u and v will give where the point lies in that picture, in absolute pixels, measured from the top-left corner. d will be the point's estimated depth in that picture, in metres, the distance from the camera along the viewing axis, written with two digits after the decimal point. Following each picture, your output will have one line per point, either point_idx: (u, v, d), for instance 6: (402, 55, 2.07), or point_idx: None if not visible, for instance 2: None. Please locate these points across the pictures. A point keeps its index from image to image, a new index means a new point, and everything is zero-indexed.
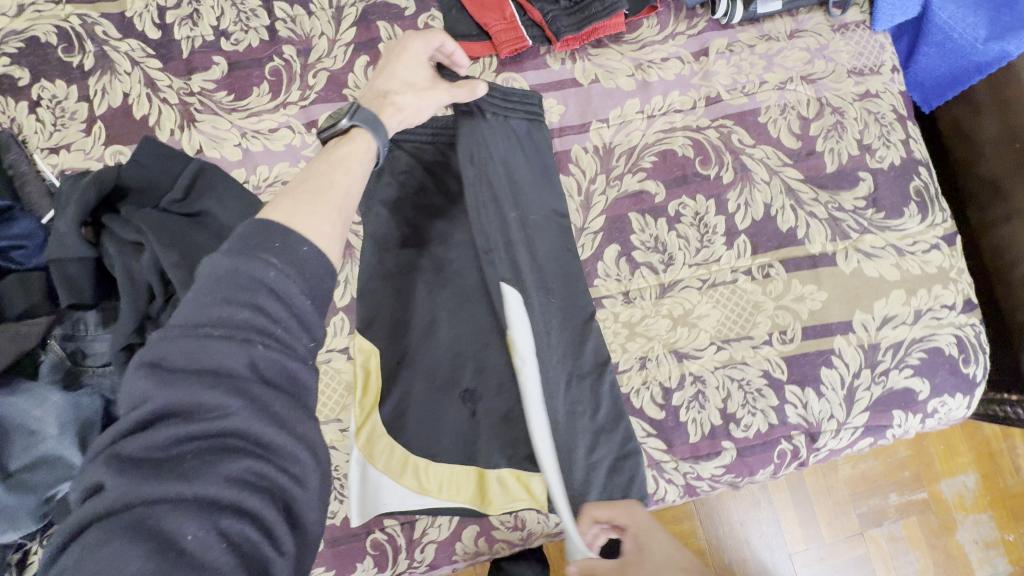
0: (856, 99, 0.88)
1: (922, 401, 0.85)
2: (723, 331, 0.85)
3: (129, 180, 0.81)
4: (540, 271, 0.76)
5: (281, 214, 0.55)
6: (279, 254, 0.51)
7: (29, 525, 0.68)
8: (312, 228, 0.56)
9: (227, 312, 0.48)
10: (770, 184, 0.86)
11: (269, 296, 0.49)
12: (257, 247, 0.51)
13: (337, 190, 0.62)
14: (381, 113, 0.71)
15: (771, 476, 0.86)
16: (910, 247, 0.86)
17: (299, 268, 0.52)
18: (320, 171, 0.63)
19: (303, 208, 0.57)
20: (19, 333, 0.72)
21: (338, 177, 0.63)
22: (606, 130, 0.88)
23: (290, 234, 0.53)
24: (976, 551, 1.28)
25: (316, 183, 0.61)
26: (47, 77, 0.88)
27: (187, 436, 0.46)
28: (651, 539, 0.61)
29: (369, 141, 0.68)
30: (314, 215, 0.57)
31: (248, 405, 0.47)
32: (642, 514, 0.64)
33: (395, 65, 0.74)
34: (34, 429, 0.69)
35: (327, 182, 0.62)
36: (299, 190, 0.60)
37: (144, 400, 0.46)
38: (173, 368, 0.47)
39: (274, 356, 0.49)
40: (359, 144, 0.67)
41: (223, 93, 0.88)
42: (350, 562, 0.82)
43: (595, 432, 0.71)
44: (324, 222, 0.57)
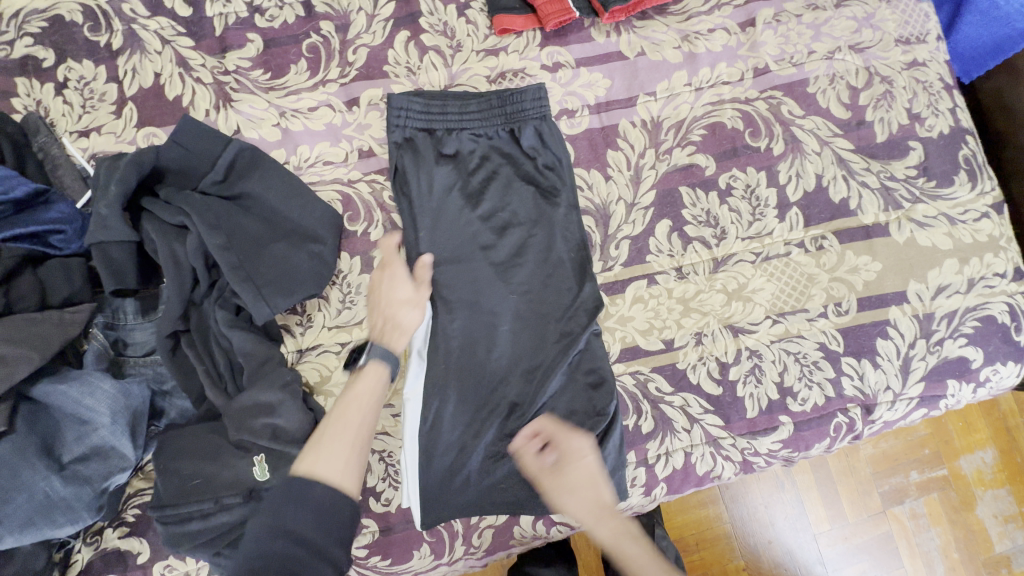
0: (904, 68, 0.88)
1: (975, 370, 0.84)
2: (777, 304, 0.84)
3: (168, 162, 0.77)
4: (500, 272, 0.80)
5: (305, 465, 0.60)
6: (299, 507, 0.56)
7: (87, 518, 0.65)
8: (326, 468, 0.60)
9: (260, 548, 0.54)
10: (821, 155, 0.86)
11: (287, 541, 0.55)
12: (285, 501, 0.57)
13: (353, 427, 0.65)
14: (388, 337, 0.73)
15: (826, 450, 0.84)
16: (961, 216, 0.86)
17: (307, 508, 0.57)
18: (339, 410, 0.66)
19: (322, 450, 0.61)
20: (64, 319, 0.69)
21: (354, 415, 0.66)
22: (654, 104, 0.87)
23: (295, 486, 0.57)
24: (996, 525, 1.29)
25: (333, 427, 0.64)
26: (74, 58, 0.84)
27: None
28: (574, 467, 0.69)
29: (381, 373, 0.70)
30: (333, 454, 0.61)
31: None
32: (579, 446, 0.71)
33: (380, 289, 0.75)
34: (86, 418, 0.67)
35: (342, 416, 0.65)
36: (327, 431, 0.63)
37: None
38: None
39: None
40: (375, 375, 0.69)
41: (259, 71, 0.85)
42: (406, 550, 0.79)
43: (521, 429, 0.77)
44: (339, 462, 0.61)
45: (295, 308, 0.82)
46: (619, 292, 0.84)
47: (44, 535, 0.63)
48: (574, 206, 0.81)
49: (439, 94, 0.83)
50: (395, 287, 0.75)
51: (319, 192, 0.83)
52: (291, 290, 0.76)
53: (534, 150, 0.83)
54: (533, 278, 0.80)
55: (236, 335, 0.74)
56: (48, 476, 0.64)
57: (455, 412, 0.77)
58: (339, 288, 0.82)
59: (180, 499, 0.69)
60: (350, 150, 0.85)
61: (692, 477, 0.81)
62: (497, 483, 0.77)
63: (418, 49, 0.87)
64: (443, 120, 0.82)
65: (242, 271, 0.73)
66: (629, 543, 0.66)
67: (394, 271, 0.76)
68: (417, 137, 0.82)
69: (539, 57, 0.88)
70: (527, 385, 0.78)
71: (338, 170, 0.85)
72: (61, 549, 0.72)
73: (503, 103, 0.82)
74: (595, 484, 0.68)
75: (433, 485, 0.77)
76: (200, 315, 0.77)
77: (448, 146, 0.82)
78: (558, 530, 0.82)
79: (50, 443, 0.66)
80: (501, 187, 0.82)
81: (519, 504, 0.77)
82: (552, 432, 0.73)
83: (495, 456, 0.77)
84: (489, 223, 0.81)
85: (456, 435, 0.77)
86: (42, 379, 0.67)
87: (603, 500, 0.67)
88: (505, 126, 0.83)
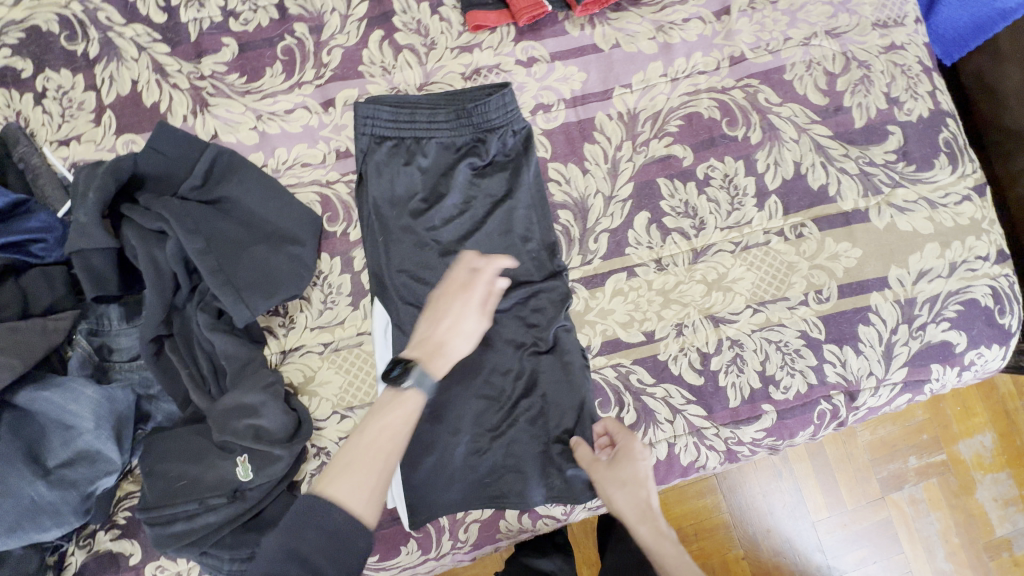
0: (882, 52, 0.88)
1: (959, 354, 0.83)
2: (757, 294, 0.84)
3: (146, 169, 0.78)
4: None
5: (330, 490, 0.58)
6: (315, 529, 0.56)
7: (72, 522, 0.66)
8: (349, 499, 0.58)
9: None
10: (799, 143, 0.86)
11: (299, 565, 0.54)
12: (303, 522, 0.56)
13: (379, 456, 0.61)
14: (432, 361, 0.67)
15: (811, 438, 0.84)
16: (942, 199, 0.86)
17: (318, 529, 0.56)
18: (369, 434, 0.62)
19: (345, 478, 0.59)
20: (47, 327, 0.70)
21: (382, 442, 0.62)
22: (630, 96, 0.87)
23: (315, 507, 0.56)
24: (995, 509, 1.28)
25: (359, 452, 0.61)
26: (52, 68, 0.85)
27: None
28: (631, 468, 0.72)
29: (417, 402, 0.65)
30: (358, 483, 0.59)
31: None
32: (637, 448, 0.73)
33: (452, 313, 0.70)
34: (71, 424, 0.68)
35: (370, 441, 0.62)
36: (355, 457, 0.61)
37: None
38: None
39: None
40: (411, 405, 0.65)
41: (235, 76, 0.86)
42: (394, 545, 0.80)
43: (502, 422, 0.79)
44: (359, 492, 0.59)
45: (277, 310, 0.82)
46: (599, 285, 0.84)
47: (29, 539, 0.64)
48: (532, 207, 0.82)
49: (409, 98, 0.83)
50: (466, 316, 0.70)
51: (298, 194, 0.84)
52: (270, 292, 0.77)
53: (506, 152, 0.83)
54: (510, 279, 0.79)
55: (218, 339, 0.75)
56: (33, 481, 0.65)
57: (437, 409, 0.79)
58: (320, 288, 0.83)
59: (166, 501, 0.70)
60: (327, 151, 0.85)
61: (676, 468, 0.81)
62: (481, 478, 0.79)
63: (392, 48, 0.87)
64: (410, 129, 0.81)
65: (221, 275, 0.74)
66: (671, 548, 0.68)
67: (474, 301, 0.71)
68: (387, 141, 0.81)
69: (513, 52, 0.87)
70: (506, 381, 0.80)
71: (316, 172, 0.85)
72: (54, 553, 0.73)
73: (469, 114, 0.81)
74: (645, 487, 0.71)
75: (419, 482, 0.78)
76: (183, 320, 0.78)
77: (418, 152, 0.82)
78: (544, 523, 0.83)
79: (35, 449, 0.67)
80: (467, 192, 0.82)
81: (507, 498, 0.78)
82: (615, 431, 0.75)
83: (478, 450, 0.79)
84: (448, 229, 0.81)
85: (437, 431, 0.78)
86: (24, 387, 0.68)
87: (650, 502, 0.71)
88: (472, 136, 0.82)
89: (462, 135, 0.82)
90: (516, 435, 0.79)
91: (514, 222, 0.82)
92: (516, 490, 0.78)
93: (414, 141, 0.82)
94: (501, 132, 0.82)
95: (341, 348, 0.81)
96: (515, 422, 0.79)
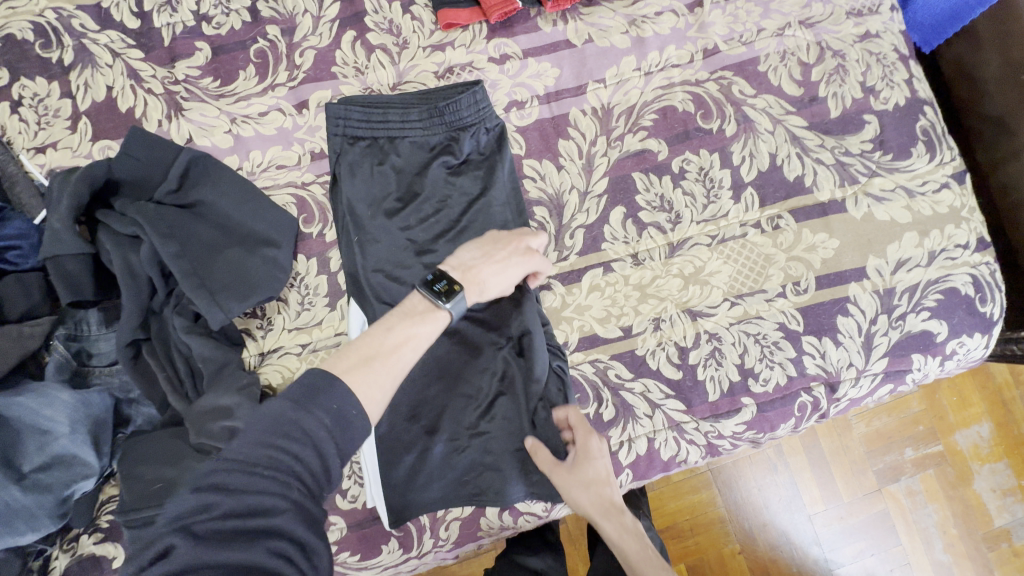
0: (856, 41, 0.89)
1: (940, 343, 0.83)
2: (735, 286, 0.83)
3: (121, 174, 0.78)
4: None
5: (349, 375, 0.55)
6: (329, 412, 0.52)
7: (48, 526, 0.67)
8: (368, 391, 0.56)
9: (276, 453, 0.49)
10: (774, 134, 0.86)
11: (303, 443, 0.50)
12: (316, 401, 0.52)
13: (398, 361, 0.60)
14: (469, 289, 0.68)
15: (793, 430, 0.83)
16: (920, 188, 0.85)
17: (334, 413, 0.52)
18: (393, 338, 0.61)
19: (363, 369, 0.57)
20: (22, 333, 0.72)
21: (405, 350, 0.61)
22: (604, 91, 0.87)
23: (335, 387, 0.53)
24: (994, 500, 1.24)
25: (380, 351, 0.59)
26: (27, 75, 0.85)
27: (214, 519, 0.46)
28: (593, 466, 0.73)
29: (442, 323, 0.65)
30: (378, 380, 0.57)
31: (293, 505, 0.48)
32: (595, 446, 0.73)
33: (505, 265, 0.71)
34: (46, 428, 0.69)
35: (396, 346, 0.61)
36: (376, 354, 0.59)
37: (201, 507, 0.46)
38: (233, 484, 0.47)
39: (301, 479, 0.50)
40: (438, 324, 0.65)
41: (209, 79, 0.86)
42: (375, 545, 0.80)
43: (479, 420, 0.79)
44: (376, 387, 0.57)
45: (255, 312, 0.83)
46: (576, 281, 0.84)
47: (5, 544, 0.65)
48: (507, 205, 0.82)
49: (382, 99, 0.83)
50: (513, 274, 0.72)
51: (273, 196, 0.84)
52: (245, 294, 0.77)
53: (480, 150, 0.83)
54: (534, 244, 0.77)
55: (195, 342, 0.75)
56: (7, 486, 0.66)
57: (415, 408, 0.79)
58: (297, 290, 0.83)
59: (142, 503, 0.70)
60: (302, 153, 0.86)
61: (657, 462, 0.81)
62: (460, 475, 0.78)
63: (364, 48, 0.87)
64: (384, 129, 0.81)
65: (196, 278, 0.74)
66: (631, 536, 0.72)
67: (529, 267, 0.73)
68: (361, 141, 0.81)
69: (486, 50, 0.87)
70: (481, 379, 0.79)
71: (291, 174, 0.85)
72: (38, 558, 0.73)
73: (442, 112, 0.80)
74: (608, 484, 0.73)
75: (397, 481, 0.77)
76: (160, 324, 0.78)
77: (392, 153, 0.81)
78: (525, 519, 0.83)
79: (9, 455, 0.67)
80: (441, 191, 0.82)
81: (487, 494, 0.78)
82: (574, 425, 0.75)
83: (457, 448, 0.79)
84: (423, 228, 0.81)
85: (415, 430, 0.78)
86: None
87: (613, 497, 0.73)
88: (446, 135, 0.82)
89: (435, 134, 0.81)
90: (493, 433, 0.78)
91: (489, 220, 0.81)
92: (495, 486, 0.78)
93: (387, 140, 0.81)
94: (474, 130, 0.82)
95: (319, 348, 0.81)
96: (493, 419, 0.79)
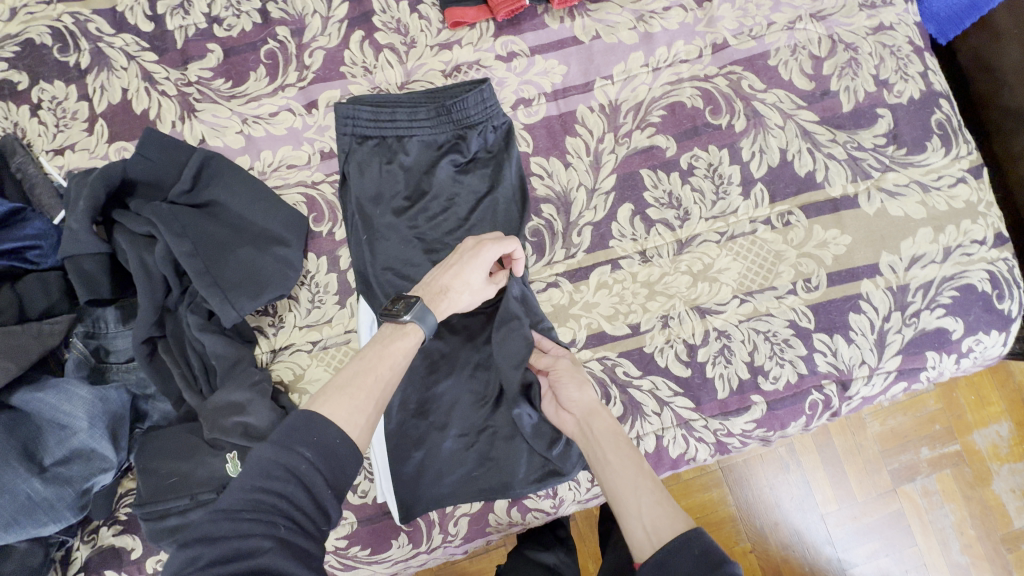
0: (870, 34, 0.87)
1: (956, 341, 0.81)
2: (744, 284, 0.83)
3: (136, 174, 0.79)
4: None
5: (325, 409, 0.55)
6: (311, 445, 0.52)
7: (68, 517, 0.69)
8: (348, 417, 0.56)
9: (261, 494, 0.49)
10: (784, 129, 0.85)
11: (287, 480, 0.50)
12: (297, 437, 0.52)
13: (376, 382, 0.60)
14: (435, 308, 0.68)
15: (803, 428, 0.83)
16: (935, 182, 0.84)
17: (317, 446, 0.52)
18: (370, 361, 0.62)
19: (340, 397, 0.57)
20: (42, 331, 0.74)
21: (383, 369, 0.61)
22: (611, 88, 0.87)
23: (314, 421, 0.53)
24: (1014, 500, 1.22)
25: (356, 375, 0.60)
26: (45, 79, 0.87)
27: (200, 570, 0.45)
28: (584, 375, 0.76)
29: (416, 336, 0.65)
30: (358, 405, 0.57)
31: (279, 543, 0.48)
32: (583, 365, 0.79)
33: (460, 266, 0.70)
34: (65, 424, 0.71)
35: (371, 367, 0.61)
36: (350, 381, 0.59)
37: (187, 561, 0.46)
38: (219, 532, 0.48)
39: (291, 518, 0.50)
40: (410, 338, 0.65)
41: (220, 81, 0.87)
42: (385, 540, 0.81)
43: (487, 415, 0.79)
44: (360, 412, 0.57)
45: (267, 310, 0.84)
46: (583, 278, 0.83)
47: (28, 534, 0.67)
48: (513, 203, 0.82)
49: (391, 98, 0.83)
50: (475, 270, 0.70)
51: (284, 195, 0.85)
52: (256, 292, 0.78)
53: (487, 147, 0.83)
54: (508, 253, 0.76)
55: (208, 339, 0.77)
56: (28, 478, 0.68)
57: (424, 404, 0.80)
58: (307, 288, 0.84)
59: (159, 496, 0.72)
60: (312, 153, 0.87)
61: (665, 460, 0.81)
62: (469, 471, 0.79)
63: (372, 48, 0.87)
64: (392, 128, 0.81)
65: (209, 276, 0.76)
66: (613, 445, 0.68)
67: (482, 260, 0.70)
68: (370, 140, 0.81)
69: (493, 48, 0.88)
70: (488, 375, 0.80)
71: (302, 173, 0.86)
72: (60, 548, 0.75)
73: (449, 110, 0.80)
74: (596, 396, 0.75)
75: (407, 477, 0.78)
76: (175, 321, 0.79)
77: (401, 151, 0.82)
78: (534, 516, 0.83)
79: (32, 448, 0.70)
80: (450, 190, 0.82)
81: (495, 490, 0.78)
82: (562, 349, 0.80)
83: (465, 444, 0.79)
84: (432, 226, 0.81)
85: (423, 426, 0.79)
86: (21, 389, 0.72)
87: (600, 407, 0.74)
88: (453, 133, 0.82)
89: (443, 133, 0.82)
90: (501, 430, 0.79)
91: (497, 217, 0.81)
92: (503, 482, 0.78)
93: (396, 140, 0.82)
94: (481, 128, 0.82)
95: (329, 346, 0.82)
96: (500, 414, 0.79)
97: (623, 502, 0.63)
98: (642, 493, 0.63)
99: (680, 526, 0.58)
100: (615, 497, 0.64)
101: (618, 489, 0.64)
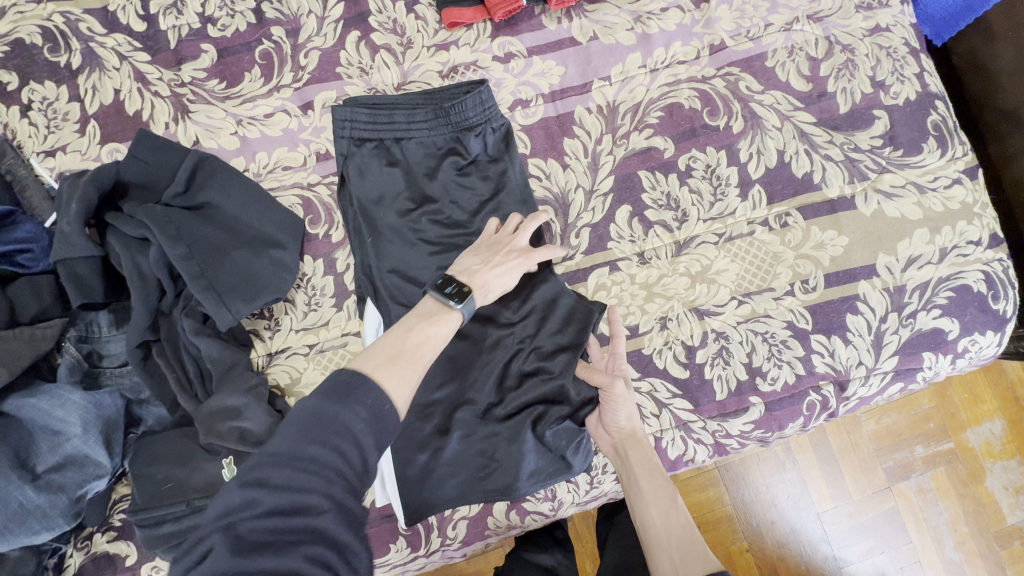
0: (866, 35, 0.88)
1: (952, 341, 0.82)
2: (742, 285, 0.83)
3: (129, 177, 0.78)
4: None
5: (378, 376, 0.56)
6: (366, 407, 0.52)
7: (62, 525, 0.68)
8: (397, 387, 0.56)
9: (320, 450, 0.48)
10: (782, 131, 0.85)
11: (346, 438, 0.50)
12: (355, 396, 0.52)
13: (420, 360, 0.61)
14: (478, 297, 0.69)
15: (801, 429, 0.83)
16: (931, 184, 0.84)
17: (370, 408, 0.52)
18: (415, 338, 0.62)
19: (391, 366, 0.57)
20: (35, 336, 0.72)
21: (427, 351, 0.62)
22: (609, 89, 0.87)
23: (366, 385, 0.53)
24: (1007, 497, 1.22)
25: (404, 350, 0.60)
26: (35, 79, 0.86)
27: (258, 517, 0.45)
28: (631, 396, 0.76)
29: (454, 323, 0.66)
30: (405, 377, 0.58)
31: (336, 506, 0.47)
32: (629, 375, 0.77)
33: (507, 268, 0.72)
34: (58, 430, 0.70)
35: (417, 344, 0.62)
36: (401, 354, 0.59)
37: (246, 503, 0.45)
38: (277, 482, 0.46)
39: (344, 480, 0.49)
40: (450, 323, 0.66)
41: (215, 81, 0.86)
42: (383, 544, 0.80)
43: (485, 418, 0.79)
44: (405, 383, 0.57)
45: (262, 312, 0.83)
46: (581, 280, 0.83)
47: (20, 542, 0.66)
48: (512, 203, 0.81)
49: (388, 100, 0.82)
50: (514, 275, 0.73)
51: (279, 197, 0.84)
52: (252, 296, 0.77)
53: (485, 149, 0.82)
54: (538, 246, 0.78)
55: (204, 343, 0.76)
56: (21, 486, 0.67)
57: (422, 407, 0.79)
58: (304, 290, 0.83)
59: (153, 502, 0.72)
60: (308, 154, 0.86)
61: (664, 462, 0.80)
62: (468, 474, 0.78)
63: (368, 49, 0.87)
64: (389, 129, 0.80)
65: (204, 279, 0.75)
66: (651, 472, 0.72)
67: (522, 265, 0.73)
68: (368, 142, 0.81)
69: (490, 48, 0.87)
70: (486, 379, 0.79)
71: (297, 175, 0.86)
72: (53, 556, 0.74)
73: (448, 112, 0.80)
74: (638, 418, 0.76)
75: (406, 480, 0.77)
76: (169, 325, 0.79)
77: (400, 154, 0.81)
78: (532, 519, 0.83)
79: (23, 455, 0.69)
80: (448, 193, 0.81)
81: (495, 492, 0.77)
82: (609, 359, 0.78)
83: (465, 447, 0.79)
84: (430, 228, 0.80)
85: (422, 429, 0.78)
86: (13, 395, 0.71)
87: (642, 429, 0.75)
88: (451, 135, 0.81)
89: (441, 135, 0.81)
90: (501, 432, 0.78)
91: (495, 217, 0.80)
92: (504, 484, 0.77)
93: (393, 141, 0.81)
94: (480, 130, 0.81)
95: (326, 348, 0.82)
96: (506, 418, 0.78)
97: (653, 534, 0.68)
98: (673, 527, 0.68)
99: (709, 563, 0.62)
100: (645, 528, 0.69)
101: (649, 521, 0.69)
